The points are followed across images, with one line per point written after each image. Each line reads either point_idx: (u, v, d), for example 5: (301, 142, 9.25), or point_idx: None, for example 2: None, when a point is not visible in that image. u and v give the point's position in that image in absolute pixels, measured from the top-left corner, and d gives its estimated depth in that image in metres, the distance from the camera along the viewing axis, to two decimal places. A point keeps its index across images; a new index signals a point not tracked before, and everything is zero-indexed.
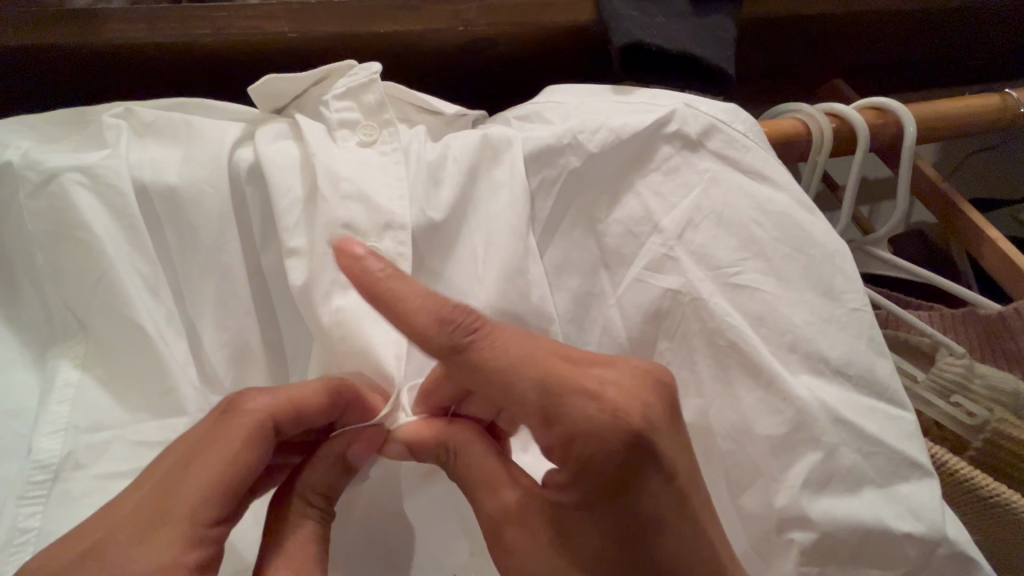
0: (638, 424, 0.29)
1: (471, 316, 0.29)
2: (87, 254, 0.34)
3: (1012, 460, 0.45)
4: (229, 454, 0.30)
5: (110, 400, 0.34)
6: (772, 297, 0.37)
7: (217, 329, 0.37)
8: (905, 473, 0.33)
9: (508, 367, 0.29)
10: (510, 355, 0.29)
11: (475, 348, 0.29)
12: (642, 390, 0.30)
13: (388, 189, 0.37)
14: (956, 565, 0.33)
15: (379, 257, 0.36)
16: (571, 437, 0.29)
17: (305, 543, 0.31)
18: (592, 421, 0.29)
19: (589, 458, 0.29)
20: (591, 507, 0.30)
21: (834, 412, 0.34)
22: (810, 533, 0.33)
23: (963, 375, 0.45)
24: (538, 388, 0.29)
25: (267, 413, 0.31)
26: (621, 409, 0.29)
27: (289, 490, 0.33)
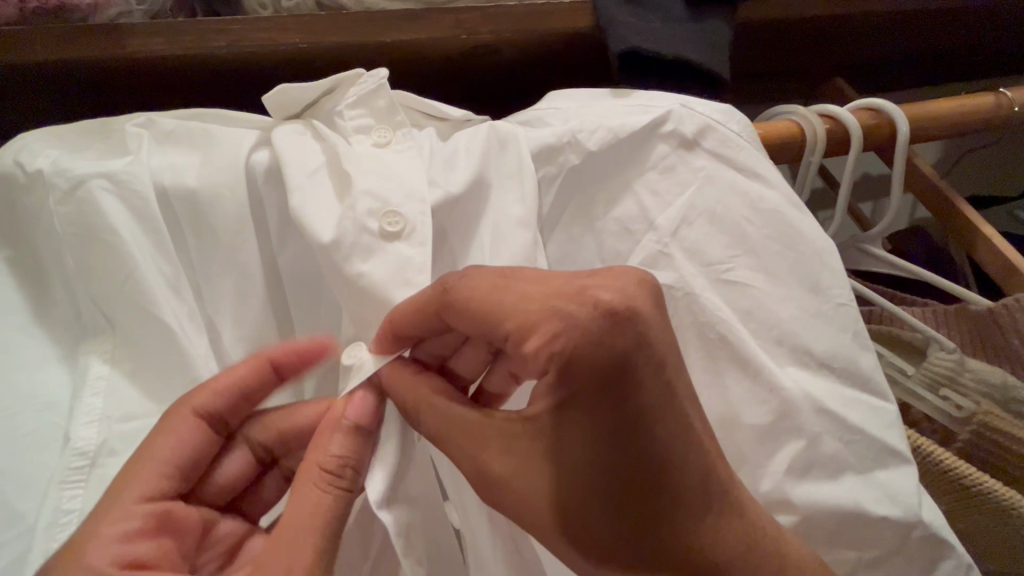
0: (613, 304, 0.28)
1: (452, 273, 0.33)
2: (113, 255, 0.37)
3: (998, 451, 0.46)
4: (168, 439, 0.35)
5: (138, 391, 0.37)
6: (761, 292, 0.39)
7: (235, 324, 0.39)
8: (884, 459, 0.35)
9: (486, 293, 0.31)
10: (487, 284, 0.31)
11: (453, 289, 0.32)
12: (621, 282, 0.29)
13: (411, 172, 0.39)
14: (931, 548, 0.34)
15: (401, 224, 0.37)
16: (548, 331, 0.29)
17: (305, 507, 0.32)
18: (569, 313, 0.28)
19: (570, 350, 0.28)
20: (577, 404, 0.29)
21: (819, 402, 0.35)
22: (793, 516, 0.34)
23: (953, 369, 0.47)
24: (519, 302, 0.30)
25: (192, 400, 0.35)
26: (596, 294, 0.29)
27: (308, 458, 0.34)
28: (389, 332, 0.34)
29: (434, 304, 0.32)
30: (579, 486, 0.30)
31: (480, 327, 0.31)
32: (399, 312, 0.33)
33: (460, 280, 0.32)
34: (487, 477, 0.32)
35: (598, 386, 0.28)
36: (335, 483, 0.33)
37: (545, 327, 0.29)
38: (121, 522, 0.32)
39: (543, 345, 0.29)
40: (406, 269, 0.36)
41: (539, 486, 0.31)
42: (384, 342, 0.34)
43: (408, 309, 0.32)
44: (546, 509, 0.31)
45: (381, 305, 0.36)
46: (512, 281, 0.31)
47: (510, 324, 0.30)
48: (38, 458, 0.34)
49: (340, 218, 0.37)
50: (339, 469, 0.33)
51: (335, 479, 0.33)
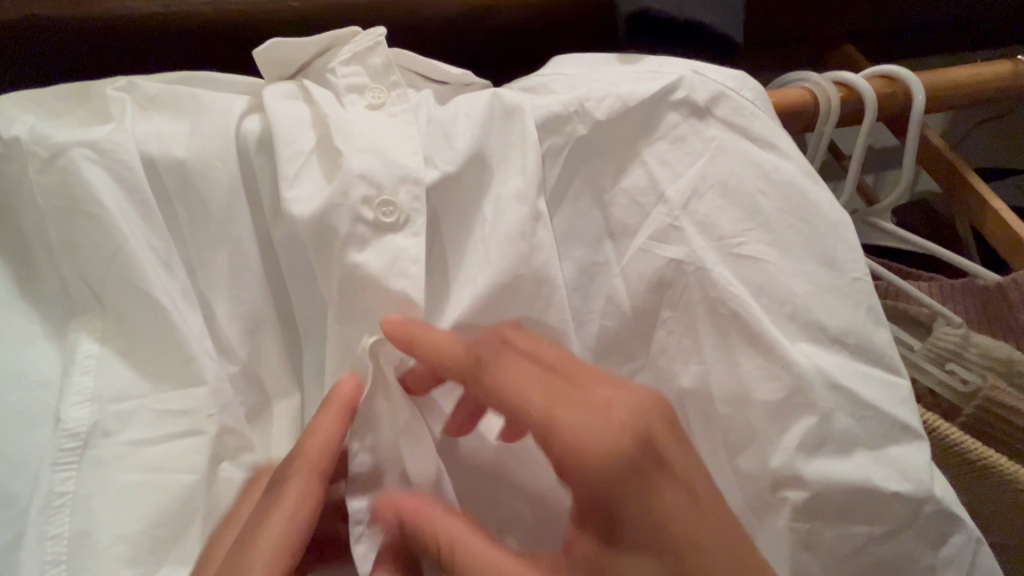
0: (634, 426, 0.32)
1: (477, 346, 0.34)
2: (98, 228, 0.35)
3: (1000, 424, 0.46)
4: (294, 499, 0.32)
5: (130, 369, 0.35)
6: (773, 266, 0.38)
7: (230, 303, 0.38)
8: (895, 435, 0.34)
9: (514, 386, 0.33)
10: (519, 374, 0.34)
11: (487, 370, 0.34)
12: (636, 398, 0.34)
13: (405, 144, 0.37)
14: (946, 525, 0.33)
15: (396, 213, 0.35)
16: (566, 439, 0.32)
17: None
18: (594, 433, 0.32)
19: (592, 447, 0.32)
20: (596, 507, 0.32)
21: (831, 378, 0.35)
22: (803, 491, 0.34)
23: (959, 344, 0.47)
24: (550, 397, 0.33)
25: (314, 458, 0.32)
26: (614, 403, 0.33)
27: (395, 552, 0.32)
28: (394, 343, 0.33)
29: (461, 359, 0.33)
30: None
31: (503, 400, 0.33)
32: (413, 337, 0.33)
33: (492, 363, 0.34)
34: None
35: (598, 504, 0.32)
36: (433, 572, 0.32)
37: (570, 437, 0.32)
38: None
39: (571, 447, 0.32)
40: (401, 259, 0.35)
41: None
42: (405, 345, 0.33)
43: (432, 351, 0.32)
44: None
45: (379, 290, 0.35)
46: (541, 376, 0.34)
47: (536, 415, 0.33)
48: (33, 438, 0.33)
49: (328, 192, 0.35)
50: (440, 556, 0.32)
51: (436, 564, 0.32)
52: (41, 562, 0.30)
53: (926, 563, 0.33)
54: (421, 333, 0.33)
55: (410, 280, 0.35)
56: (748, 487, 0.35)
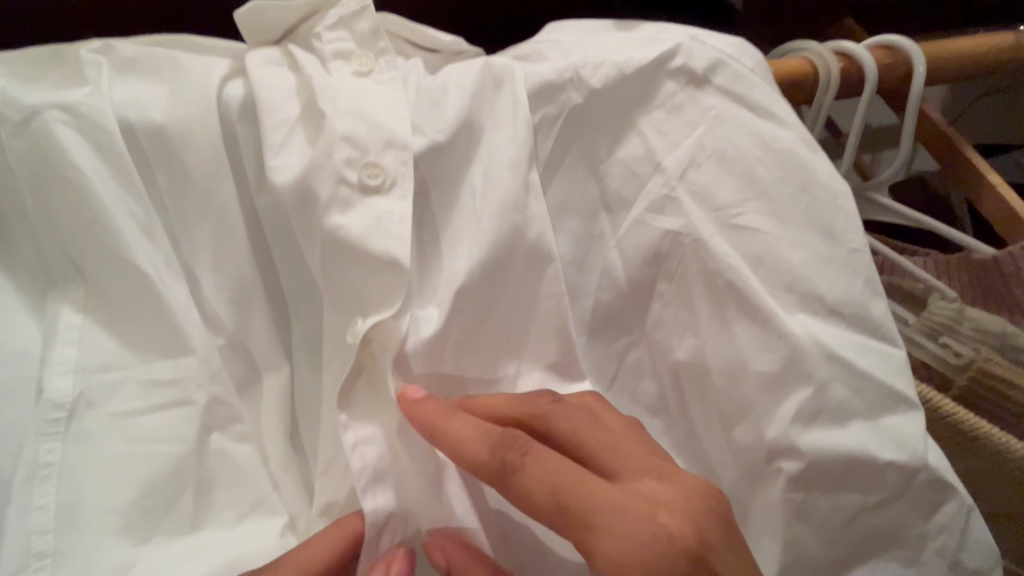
0: (682, 536, 0.28)
1: (505, 437, 0.31)
2: (76, 195, 0.34)
3: (995, 399, 0.46)
4: None
5: (113, 341, 0.34)
6: (771, 237, 0.37)
7: (215, 274, 0.37)
8: (891, 405, 0.34)
9: (543, 488, 0.29)
10: (550, 473, 0.29)
11: (511, 465, 0.30)
12: (686, 498, 0.29)
13: (393, 110, 0.36)
14: (939, 493, 0.33)
15: (382, 175, 0.34)
16: (604, 553, 0.28)
17: None
18: (638, 544, 0.28)
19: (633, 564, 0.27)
20: None
21: (828, 349, 0.34)
22: (798, 462, 0.34)
23: (952, 318, 0.47)
24: (586, 502, 0.28)
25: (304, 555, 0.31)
26: (660, 510, 0.28)
27: None
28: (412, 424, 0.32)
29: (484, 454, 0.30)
30: None
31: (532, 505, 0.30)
32: (431, 423, 0.31)
33: (519, 457, 0.30)
34: None
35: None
36: None
37: (608, 549, 0.28)
38: None
39: (609, 561, 0.28)
40: (387, 218, 0.34)
41: None
42: (425, 429, 0.31)
43: (455, 445, 0.31)
44: None
45: (370, 256, 0.33)
46: (575, 471, 0.29)
47: (568, 522, 0.29)
48: (16, 410, 0.32)
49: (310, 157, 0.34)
50: None
51: None
52: (27, 532, 0.29)
53: (918, 531, 0.33)
54: (440, 422, 0.31)
55: (397, 241, 0.33)
56: (742, 458, 0.35)
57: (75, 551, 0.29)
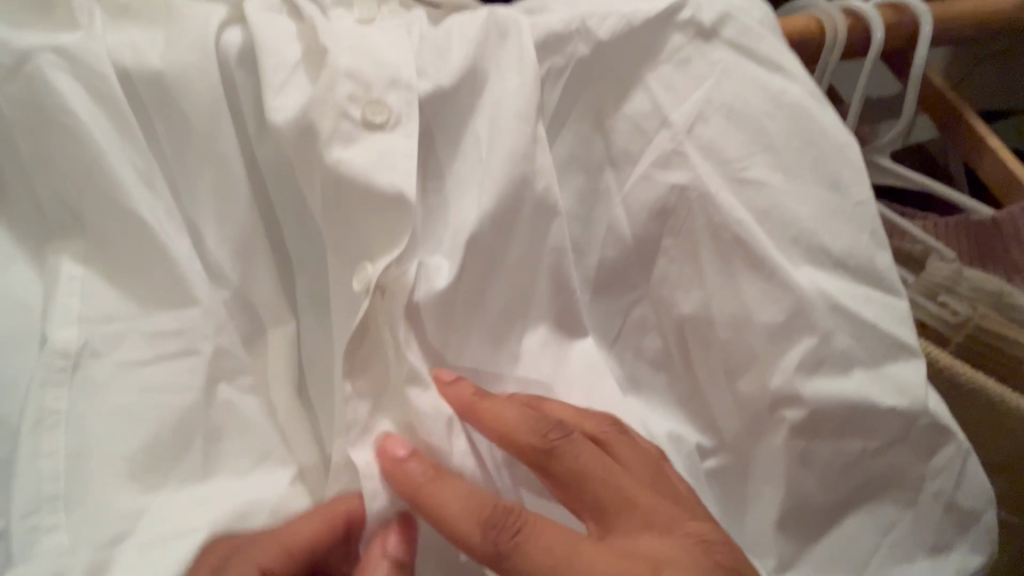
0: None
1: (498, 509, 0.30)
2: (74, 143, 0.33)
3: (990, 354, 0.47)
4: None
5: (116, 292, 0.34)
6: (778, 190, 0.37)
7: (218, 227, 0.36)
8: (894, 354, 0.34)
9: (543, 563, 0.29)
10: (548, 546, 0.30)
11: (507, 545, 0.30)
12: (683, 554, 0.31)
13: (398, 53, 0.35)
14: (938, 438, 0.34)
15: (386, 113, 0.34)
16: None
17: None
18: None
19: None
20: None
21: (832, 300, 0.35)
22: (801, 410, 0.34)
23: (950, 279, 0.47)
24: (587, 572, 0.29)
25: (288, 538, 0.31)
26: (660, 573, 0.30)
27: None
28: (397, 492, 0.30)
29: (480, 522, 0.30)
30: None
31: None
32: (421, 495, 0.30)
33: (513, 533, 0.30)
34: None
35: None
36: None
37: None
38: None
39: None
40: (391, 154, 0.33)
41: None
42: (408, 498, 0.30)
43: (446, 517, 0.30)
44: None
45: (381, 200, 0.33)
46: (571, 544, 0.30)
47: None
48: (21, 358, 0.32)
49: (311, 99, 0.33)
50: None
51: None
52: (39, 477, 0.29)
53: (917, 474, 0.34)
54: (428, 499, 0.30)
55: (402, 173, 0.33)
56: (746, 408, 0.36)
57: (84, 496, 0.29)
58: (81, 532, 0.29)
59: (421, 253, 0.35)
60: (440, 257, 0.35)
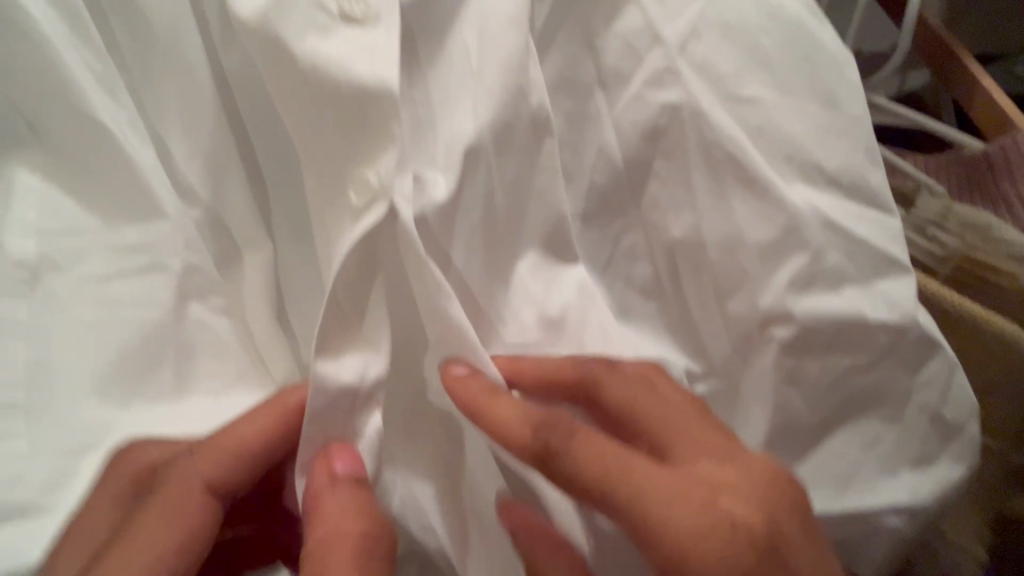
0: (745, 518, 0.29)
1: (559, 423, 0.30)
2: (25, 45, 0.31)
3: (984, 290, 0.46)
4: (186, 486, 0.30)
5: (76, 205, 0.33)
6: (772, 107, 0.36)
7: (186, 140, 0.34)
8: (884, 270, 0.34)
9: (601, 480, 0.29)
10: (608, 462, 0.29)
11: (563, 455, 0.29)
12: (747, 482, 0.30)
13: None
14: (925, 351, 0.34)
15: (366, 7, 0.32)
16: (668, 545, 0.28)
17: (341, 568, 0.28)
18: (699, 526, 0.29)
19: (698, 548, 0.29)
20: None
21: (825, 216, 0.34)
22: (790, 328, 0.34)
23: (939, 216, 0.47)
24: (654, 491, 0.29)
25: (237, 444, 0.30)
26: (723, 503, 0.29)
27: (317, 532, 0.29)
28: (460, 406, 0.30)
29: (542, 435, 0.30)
30: None
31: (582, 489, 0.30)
32: (478, 407, 0.30)
33: (569, 442, 0.30)
34: None
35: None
36: (375, 554, 0.29)
37: (672, 536, 0.28)
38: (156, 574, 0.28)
39: (673, 547, 0.28)
40: (372, 48, 0.31)
41: None
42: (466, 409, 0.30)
43: (498, 427, 0.30)
44: None
45: (370, 99, 0.30)
46: (631, 462, 0.29)
47: (625, 510, 0.29)
48: None
49: None
50: (376, 534, 0.29)
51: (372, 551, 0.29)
52: None
53: (904, 388, 0.34)
54: (484, 408, 0.30)
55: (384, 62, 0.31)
56: (736, 330, 0.35)
57: (44, 402, 0.30)
58: (42, 437, 0.29)
59: (416, 165, 0.34)
60: (437, 171, 0.34)
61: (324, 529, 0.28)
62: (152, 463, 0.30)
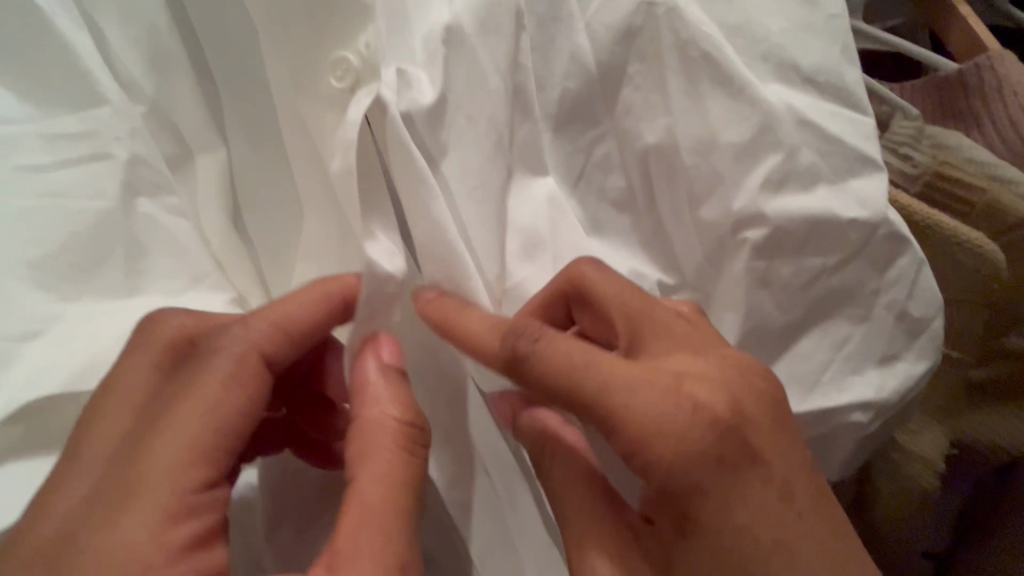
0: (720, 411, 0.28)
1: (525, 323, 0.30)
2: None
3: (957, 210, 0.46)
4: (237, 365, 0.29)
5: (14, 95, 0.31)
6: (748, 3, 0.35)
7: (124, 28, 0.32)
8: (856, 169, 0.34)
9: (563, 373, 0.29)
10: (572, 355, 0.29)
11: (526, 353, 0.29)
12: (720, 376, 0.29)
13: None
14: (893, 248, 0.34)
15: None
16: (633, 435, 0.28)
17: (391, 455, 0.28)
18: (668, 418, 0.28)
19: (667, 439, 0.27)
20: (698, 512, 0.28)
21: (800, 114, 0.34)
22: (763, 229, 0.33)
23: (912, 136, 0.47)
24: (621, 382, 0.28)
25: (283, 318, 0.30)
26: (693, 393, 0.28)
27: (369, 415, 0.29)
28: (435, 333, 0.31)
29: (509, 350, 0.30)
30: None
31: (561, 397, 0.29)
32: (443, 324, 0.30)
33: (533, 340, 0.29)
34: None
35: (660, 491, 0.28)
36: (418, 446, 0.29)
37: (637, 426, 0.28)
38: (193, 464, 0.27)
39: (637, 437, 0.28)
40: None
41: None
42: (434, 319, 0.30)
43: (465, 334, 0.29)
44: None
45: None
46: (598, 354, 0.29)
47: (592, 407, 0.28)
48: None
49: None
50: (418, 422, 0.30)
51: (417, 439, 0.29)
52: None
53: (871, 288, 0.34)
54: (452, 317, 0.30)
55: None
56: (707, 235, 0.35)
57: None
58: None
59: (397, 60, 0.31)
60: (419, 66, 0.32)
61: (370, 421, 0.29)
62: (189, 332, 0.29)
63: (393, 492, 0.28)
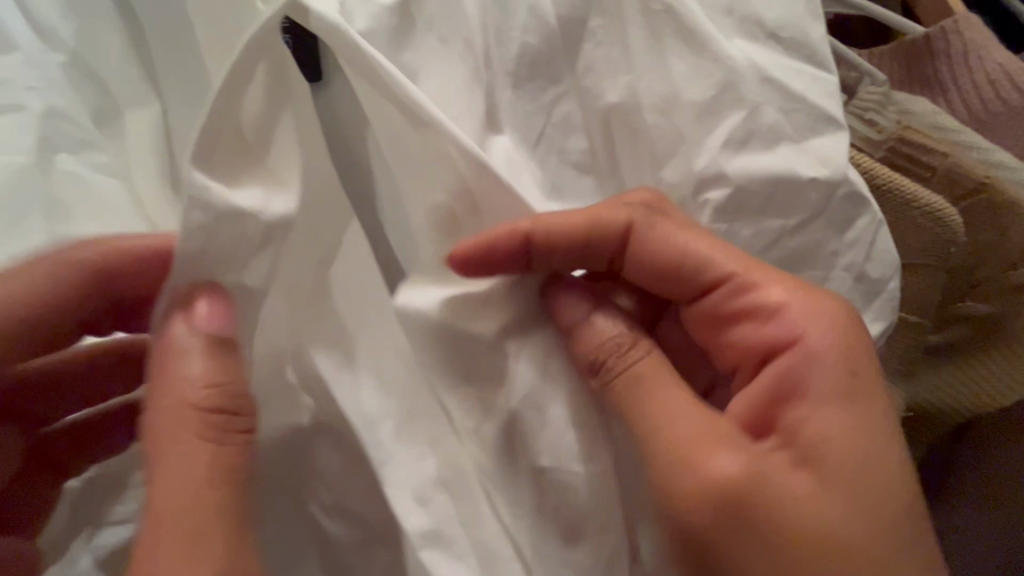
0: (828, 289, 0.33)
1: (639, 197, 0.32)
2: None
3: (919, 177, 0.45)
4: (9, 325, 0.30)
5: None
6: None
7: None
8: (819, 128, 0.33)
9: (689, 245, 0.31)
10: (691, 232, 0.32)
11: (656, 221, 0.31)
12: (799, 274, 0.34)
13: None
14: (854, 208, 0.33)
15: None
16: (773, 296, 0.31)
17: (182, 444, 0.26)
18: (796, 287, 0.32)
19: (795, 304, 0.31)
20: (855, 390, 0.30)
21: (763, 71, 0.33)
22: (726, 190, 0.33)
23: (879, 102, 0.46)
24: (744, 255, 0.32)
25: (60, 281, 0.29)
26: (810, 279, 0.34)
27: (165, 399, 0.27)
28: (503, 240, 0.28)
29: (604, 241, 0.30)
30: (870, 488, 0.29)
31: (642, 284, 0.32)
32: (538, 218, 0.28)
33: (659, 212, 0.32)
34: (743, 493, 0.29)
35: (798, 360, 0.31)
36: (219, 436, 0.27)
37: (777, 288, 0.31)
38: None
39: (782, 295, 0.31)
40: None
41: (809, 496, 0.29)
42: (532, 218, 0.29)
43: (579, 223, 0.30)
44: (838, 524, 0.28)
45: None
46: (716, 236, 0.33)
47: (723, 275, 0.31)
48: None
49: None
50: (227, 406, 0.27)
51: (223, 424, 0.27)
52: None
53: (831, 249, 0.34)
54: (558, 215, 0.29)
55: None
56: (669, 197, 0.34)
57: None
58: None
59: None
60: None
61: (167, 403, 0.27)
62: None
63: (185, 485, 0.25)
